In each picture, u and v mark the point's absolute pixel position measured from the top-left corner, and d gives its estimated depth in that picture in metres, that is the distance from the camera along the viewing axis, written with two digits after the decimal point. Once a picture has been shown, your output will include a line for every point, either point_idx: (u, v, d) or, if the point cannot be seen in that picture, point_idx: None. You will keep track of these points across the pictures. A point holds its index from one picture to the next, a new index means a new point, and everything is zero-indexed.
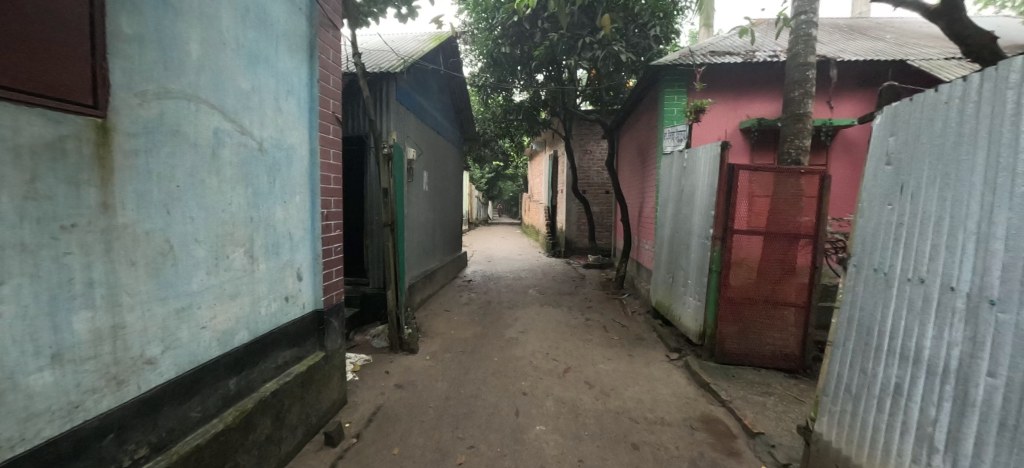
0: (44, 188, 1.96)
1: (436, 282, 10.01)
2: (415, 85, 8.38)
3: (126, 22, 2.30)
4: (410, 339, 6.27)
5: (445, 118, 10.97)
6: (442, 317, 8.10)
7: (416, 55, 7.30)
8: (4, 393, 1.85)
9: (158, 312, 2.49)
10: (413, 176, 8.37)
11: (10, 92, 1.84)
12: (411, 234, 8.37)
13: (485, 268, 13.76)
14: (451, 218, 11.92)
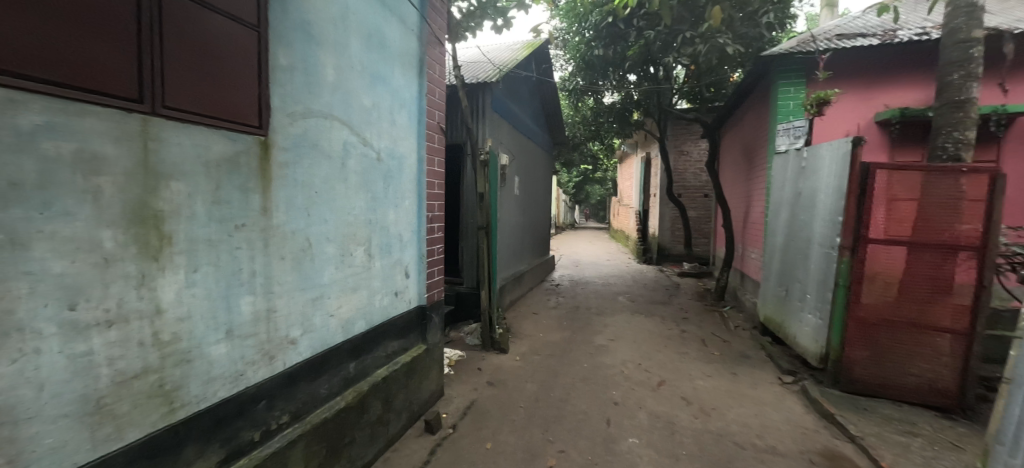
0: (225, 195, 2.34)
1: (525, 285, 10.19)
2: (508, 93, 8.65)
3: (283, 54, 2.72)
4: (501, 339, 6.47)
5: (536, 124, 11.11)
6: (531, 319, 8.21)
7: (510, 64, 7.52)
8: (195, 360, 2.23)
9: (299, 300, 2.90)
10: (506, 181, 8.64)
11: (202, 118, 2.20)
12: (502, 237, 8.65)
13: (572, 272, 13.66)
14: (540, 222, 12.06)
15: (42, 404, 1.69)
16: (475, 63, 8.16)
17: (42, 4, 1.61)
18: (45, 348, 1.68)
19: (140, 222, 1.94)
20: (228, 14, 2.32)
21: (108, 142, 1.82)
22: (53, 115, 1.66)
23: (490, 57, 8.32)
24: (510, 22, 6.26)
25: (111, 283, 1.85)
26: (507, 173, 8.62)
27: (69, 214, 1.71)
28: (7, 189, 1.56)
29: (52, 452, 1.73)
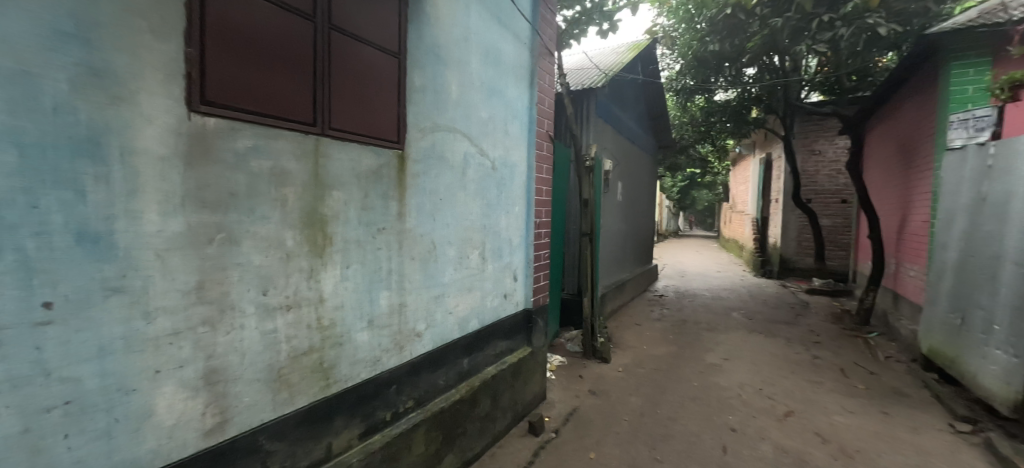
0: (371, 202, 2.68)
1: (626, 294, 9.84)
2: (613, 98, 8.49)
3: (417, 76, 3.04)
4: (603, 348, 6.37)
5: (641, 127, 10.73)
6: (632, 330, 7.91)
7: (616, 68, 7.39)
8: (345, 343, 2.57)
9: (424, 297, 3.21)
10: (609, 186, 8.49)
11: (354, 137, 2.52)
12: (605, 244, 8.51)
13: (678, 283, 12.81)
14: (643, 230, 11.58)
15: (244, 368, 1.97)
16: (578, 69, 8.13)
17: (255, 55, 1.90)
18: (247, 324, 1.96)
19: (311, 225, 2.27)
20: (374, 45, 2.63)
21: (292, 160, 2.13)
22: (259, 139, 1.94)
23: (594, 62, 8.26)
24: (616, 25, 6.18)
25: (292, 274, 2.18)
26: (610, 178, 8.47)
27: (265, 217, 1.99)
28: (228, 198, 1.82)
29: (248, 409, 2.02)
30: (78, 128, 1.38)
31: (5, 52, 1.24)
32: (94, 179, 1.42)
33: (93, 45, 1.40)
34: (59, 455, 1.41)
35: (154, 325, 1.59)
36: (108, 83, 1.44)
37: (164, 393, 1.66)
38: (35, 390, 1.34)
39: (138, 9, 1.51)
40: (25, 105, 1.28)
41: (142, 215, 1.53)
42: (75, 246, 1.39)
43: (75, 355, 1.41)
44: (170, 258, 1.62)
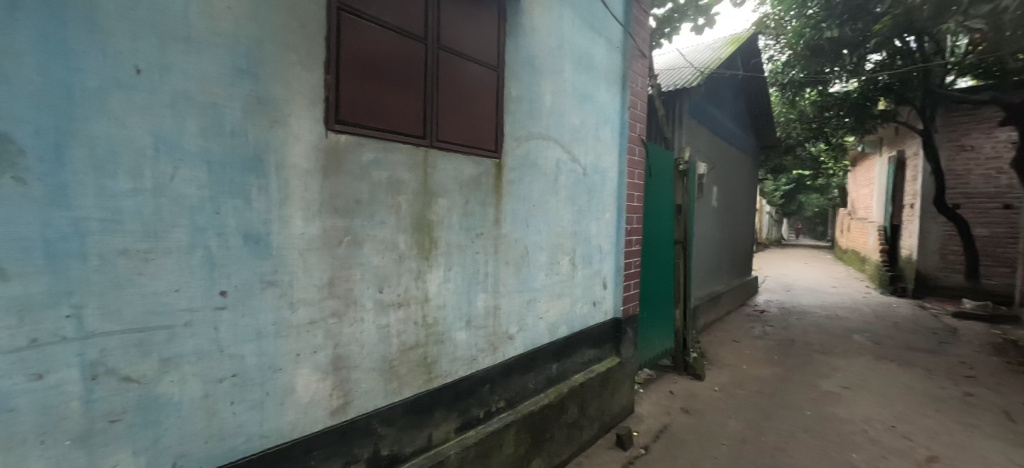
0: (471, 208, 2.83)
1: (722, 308, 9.14)
2: (709, 97, 7.97)
3: (514, 86, 3.15)
4: (695, 364, 6.10)
5: (740, 126, 9.90)
6: (730, 347, 7.32)
7: (714, 65, 6.93)
8: (446, 341, 2.74)
9: (517, 300, 3.30)
10: (704, 191, 7.98)
11: (457, 147, 2.68)
12: (699, 252, 8.00)
13: (783, 298, 11.57)
14: (741, 238, 10.68)
15: (363, 357, 2.20)
16: (670, 68, 7.75)
17: (375, 77, 2.12)
18: (366, 317, 2.18)
19: (420, 229, 2.46)
20: (475, 60, 2.78)
21: (405, 170, 2.33)
22: (379, 152, 2.16)
23: (689, 60, 7.82)
24: (714, 19, 5.81)
25: (403, 274, 2.38)
26: (705, 182, 7.95)
27: (383, 222, 2.21)
28: (354, 205, 2.05)
29: (365, 394, 2.24)
30: (248, 147, 1.65)
31: (200, 87, 1.52)
32: (258, 190, 1.68)
33: (259, 79, 1.68)
34: (227, 419, 1.66)
35: (296, 314, 1.85)
36: (269, 110, 1.71)
37: (302, 374, 1.92)
38: (213, 363, 1.60)
39: (291, 45, 1.77)
40: (213, 130, 1.56)
41: (290, 219, 1.79)
42: (244, 246, 1.66)
43: (241, 336, 1.67)
44: (309, 256, 1.88)
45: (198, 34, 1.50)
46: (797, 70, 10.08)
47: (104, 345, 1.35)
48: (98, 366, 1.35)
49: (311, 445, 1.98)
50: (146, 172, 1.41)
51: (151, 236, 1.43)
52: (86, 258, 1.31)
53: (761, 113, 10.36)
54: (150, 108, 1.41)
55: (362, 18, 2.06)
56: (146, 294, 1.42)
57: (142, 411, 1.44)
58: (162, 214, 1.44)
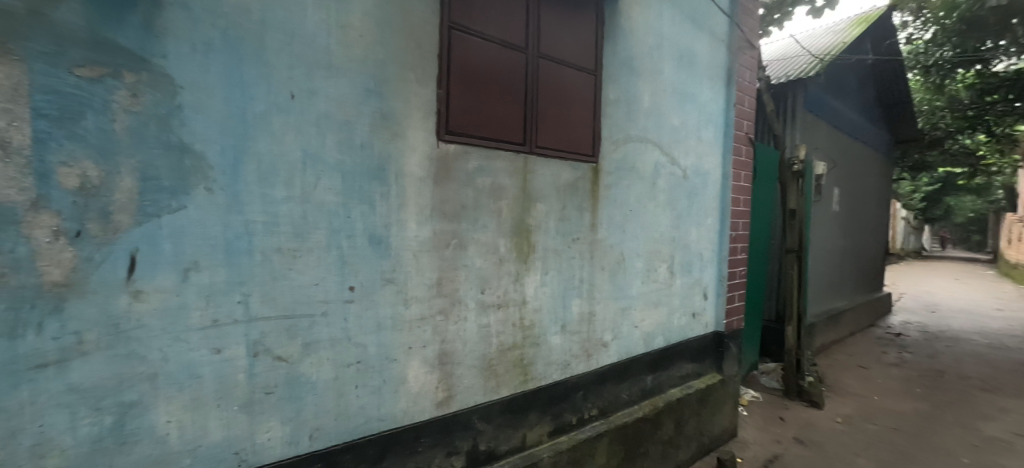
0: (567, 214, 2.83)
1: (845, 328, 8.03)
2: (828, 88, 7.08)
3: (611, 89, 3.09)
4: (813, 390, 5.25)
5: (869, 119, 8.66)
6: (855, 373, 6.40)
7: (836, 51, 6.15)
8: (541, 344, 2.78)
9: (612, 308, 3.23)
10: (822, 194, 7.10)
11: (555, 153, 2.70)
12: (816, 263, 7.14)
13: (925, 320, 9.84)
14: (870, 248, 9.31)
15: (466, 354, 2.33)
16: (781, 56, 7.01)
17: (478, 88, 2.24)
18: (469, 316, 2.30)
19: (519, 234, 2.53)
20: (573, 65, 2.79)
21: (506, 176, 2.42)
22: (483, 160, 2.27)
23: (805, 47, 7.03)
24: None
25: (502, 277, 2.47)
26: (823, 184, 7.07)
27: (485, 226, 2.32)
28: (460, 210, 2.18)
29: (467, 389, 2.37)
30: (373, 159, 1.84)
31: (338, 107, 1.74)
32: (381, 197, 1.87)
33: (383, 97, 1.87)
34: (352, 400, 1.87)
35: (409, 309, 2.01)
36: (391, 124, 1.89)
37: (413, 365, 2.08)
38: (342, 350, 1.81)
39: (409, 65, 1.95)
40: (347, 144, 1.77)
41: (406, 223, 1.96)
42: (369, 247, 1.85)
43: (364, 327, 1.87)
44: (422, 257, 2.04)
45: (336, 61, 1.73)
46: (947, 48, 8.47)
47: (262, 328, 1.60)
48: (259, 346, 1.60)
49: (419, 432, 2.13)
50: (297, 182, 1.65)
51: (298, 236, 1.66)
52: (253, 254, 1.56)
53: (895, 103, 8.96)
54: (300, 128, 1.65)
55: (469, 34, 2.19)
56: (293, 286, 1.66)
57: (288, 387, 1.68)
58: (307, 217, 1.68)
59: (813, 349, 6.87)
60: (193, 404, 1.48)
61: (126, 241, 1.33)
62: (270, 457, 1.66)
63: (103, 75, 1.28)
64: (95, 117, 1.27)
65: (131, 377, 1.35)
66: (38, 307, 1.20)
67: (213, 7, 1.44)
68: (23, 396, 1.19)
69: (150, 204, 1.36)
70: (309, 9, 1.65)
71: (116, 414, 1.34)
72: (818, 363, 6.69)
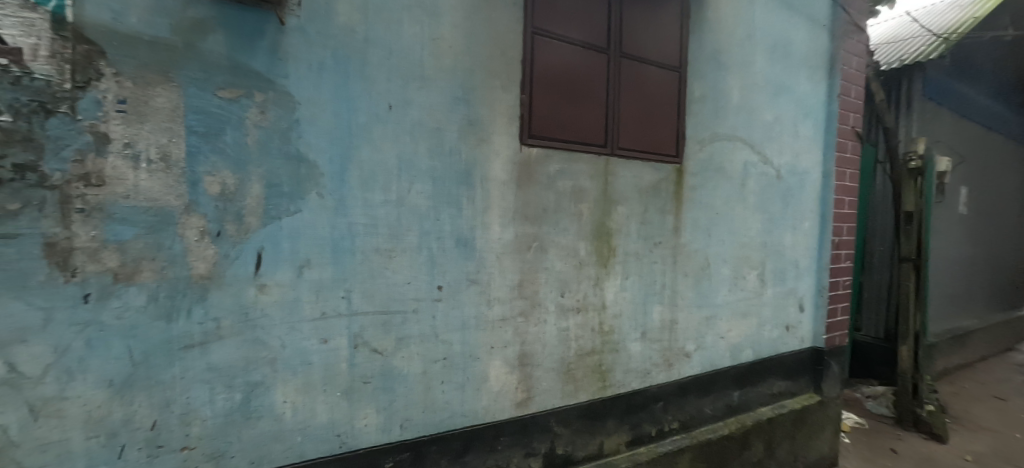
0: (649, 217, 2.71)
1: (975, 350, 6.89)
2: (955, 71, 6.13)
3: (698, 86, 2.92)
4: (934, 421, 4.47)
5: (1008, 106, 7.39)
6: (991, 405, 5.46)
7: (965, 25, 5.29)
8: (620, 350, 2.70)
9: (695, 317, 3.06)
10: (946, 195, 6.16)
11: (637, 154, 2.61)
12: (938, 275, 6.21)
13: None
14: (1010, 259, 7.92)
15: (545, 356, 2.34)
16: (892, 36, 6.19)
17: (559, 91, 2.24)
18: (548, 319, 2.31)
19: (598, 237, 2.49)
20: (657, 63, 2.69)
21: (587, 178, 2.39)
22: (564, 163, 2.27)
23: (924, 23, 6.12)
24: None
25: (582, 281, 2.45)
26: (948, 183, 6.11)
27: (565, 229, 2.32)
28: (542, 213, 2.20)
29: (546, 391, 2.37)
30: (460, 164, 1.92)
31: (429, 115, 1.84)
32: (467, 200, 1.95)
33: (471, 104, 1.94)
34: (438, 394, 1.96)
35: (492, 310, 2.07)
36: (477, 130, 1.96)
37: (494, 365, 2.13)
38: (430, 346, 1.90)
39: (494, 72, 2.01)
40: (437, 150, 1.86)
41: (489, 226, 2.02)
42: (456, 249, 1.93)
43: (451, 325, 1.95)
44: (504, 259, 2.09)
45: (429, 72, 1.83)
46: None
47: (362, 322, 1.74)
48: (359, 338, 1.74)
49: (499, 431, 2.18)
50: (393, 186, 1.77)
51: (394, 237, 1.78)
52: (355, 254, 1.70)
53: None
54: (397, 136, 1.77)
55: (552, 39, 2.21)
56: (389, 284, 1.78)
57: (383, 378, 1.80)
58: (402, 220, 1.79)
59: (934, 374, 5.98)
60: (304, 388, 1.64)
61: (254, 240, 1.52)
62: (367, 442, 1.79)
63: (239, 96, 1.48)
64: (232, 132, 1.47)
65: (256, 360, 1.54)
66: (188, 296, 1.42)
67: (325, 30, 1.61)
68: (176, 370, 1.41)
69: (273, 208, 1.55)
70: (405, 25, 1.77)
71: (244, 391, 1.53)
72: (941, 390, 5.80)
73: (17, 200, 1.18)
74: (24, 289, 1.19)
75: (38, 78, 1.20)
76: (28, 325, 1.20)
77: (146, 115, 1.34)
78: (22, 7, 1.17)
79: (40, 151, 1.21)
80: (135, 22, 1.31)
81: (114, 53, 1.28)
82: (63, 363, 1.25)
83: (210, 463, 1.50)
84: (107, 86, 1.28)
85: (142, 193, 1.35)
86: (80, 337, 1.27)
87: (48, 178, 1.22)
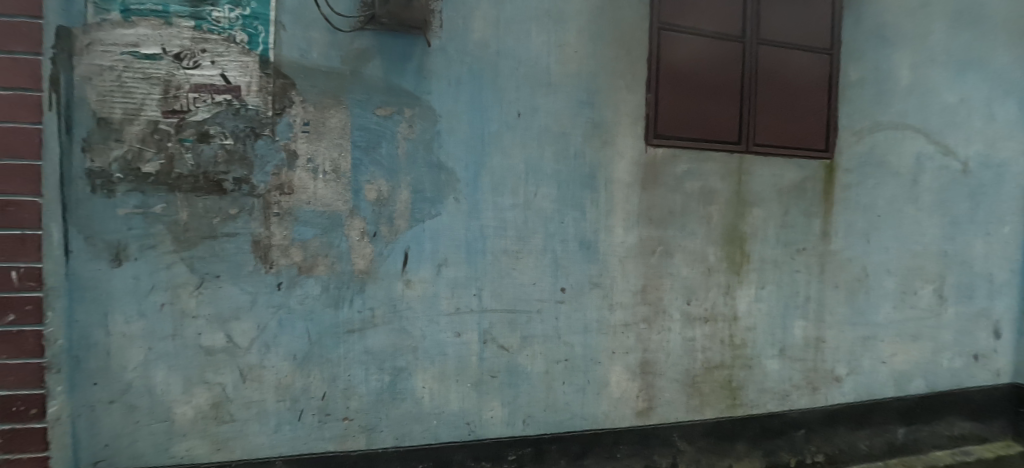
0: (791, 219, 2.30)
1: None
2: None
3: (854, 68, 2.44)
4: None
5: None
6: None
7: None
8: (754, 367, 2.31)
9: (849, 336, 2.49)
10: None
11: (775, 150, 2.27)
12: None
13: None
14: None
15: (668, 366, 2.15)
16: None
17: (684, 88, 2.12)
18: (673, 327, 2.13)
19: (730, 241, 2.20)
20: (806, 46, 2.35)
21: (718, 179, 2.16)
22: (692, 163, 2.12)
23: None
24: None
25: (711, 289, 2.19)
26: None
27: (693, 232, 2.13)
28: (668, 216, 2.08)
29: (669, 404, 2.16)
30: (585, 167, 1.93)
31: (555, 120, 1.88)
32: (591, 203, 1.95)
33: (595, 106, 1.94)
34: (559, 395, 1.97)
35: (614, 314, 2.02)
36: (601, 132, 1.95)
37: (615, 371, 2.05)
38: (553, 346, 1.94)
39: (619, 73, 1.97)
40: (562, 154, 1.89)
41: (612, 230, 1.99)
42: (579, 251, 1.94)
43: (573, 328, 1.96)
44: (627, 263, 2.03)
45: (554, 78, 1.87)
46: None
47: (490, 319, 1.84)
48: (488, 334, 1.84)
49: (618, 438, 2.07)
50: (521, 191, 1.84)
51: (521, 239, 1.85)
52: (485, 254, 1.81)
53: None
54: (525, 143, 1.84)
55: (678, 33, 2.10)
56: (516, 284, 1.86)
57: (508, 374, 1.89)
58: (529, 223, 1.86)
59: None
60: (440, 376, 1.80)
61: (402, 241, 1.72)
62: (493, 434, 1.89)
63: (392, 113, 1.69)
64: (387, 145, 1.70)
65: (401, 347, 1.74)
66: (351, 288, 1.68)
67: (462, 47, 1.75)
68: (340, 350, 1.69)
69: (418, 213, 1.73)
70: (533, 35, 1.84)
71: (391, 375, 1.74)
72: None
73: (236, 206, 1.58)
74: (239, 276, 1.59)
75: (250, 108, 1.57)
76: (242, 305, 1.59)
77: (323, 134, 1.64)
78: (242, 53, 1.56)
79: (251, 167, 1.58)
80: (316, 57, 1.62)
81: (301, 84, 1.61)
82: (263, 337, 1.62)
83: (365, 434, 1.74)
84: (295, 111, 1.61)
85: (319, 200, 1.65)
86: (274, 317, 1.62)
87: (256, 187, 1.59)
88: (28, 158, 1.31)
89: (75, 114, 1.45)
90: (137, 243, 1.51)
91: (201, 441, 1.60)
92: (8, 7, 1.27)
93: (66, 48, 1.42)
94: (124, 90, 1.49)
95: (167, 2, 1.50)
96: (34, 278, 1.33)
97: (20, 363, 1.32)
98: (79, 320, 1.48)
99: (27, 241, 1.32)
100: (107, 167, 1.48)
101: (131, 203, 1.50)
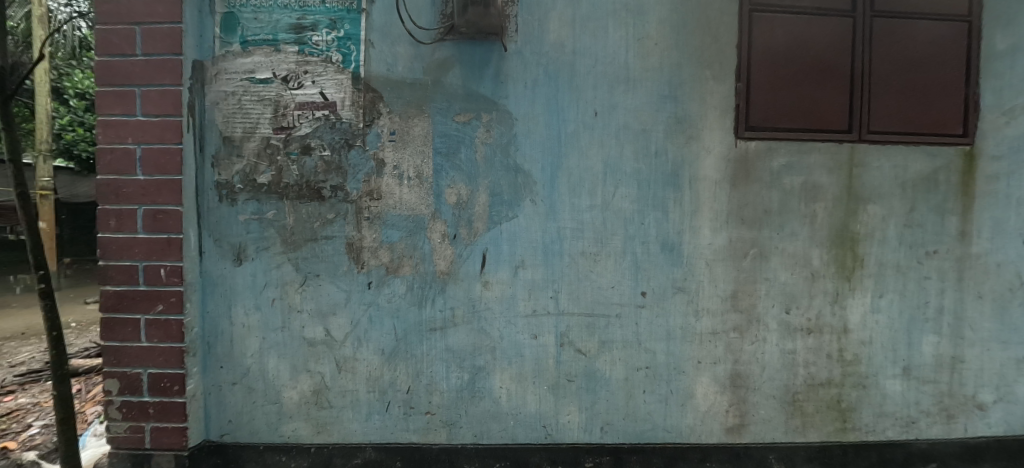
0: (919, 217, 1.95)
1: None
2: None
3: (1001, 36, 1.98)
4: None
5: None
6: None
7: None
8: (870, 388, 1.98)
9: (998, 357, 2.01)
10: None
11: (895, 137, 1.96)
12: None
13: None
14: None
15: (764, 381, 1.94)
16: None
17: (779, 74, 1.93)
18: (769, 338, 1.92)
19: (840, 243, 1.93)
20: (938, 12, 2.00)
21: (824, 173, 1.91)
22: (792, 156, 1.90)
23: None
24: None
25: (816, 296, 1.93)
26: None
27: (794, 233, 1.90)
28: (763, 215, 1.88)
29: (764, 422, 1.95)
30: (667, 165, 1.83)
31: (635, 117, 1.81)
32: (674, 202, 1.84)
33: (679, 100, 1.83)
34: (640, 404, 1.88)
35: (701, 322, 1.88)
36: (686, 127, 1.83)
37: (702, 382, 1.91)
38: (634, 353, 1.86)
39: (705, 62, 1.84)
40: (643, 153, 1.82)
41: (698, 230, 1.86)
42: (661, 255, 1.85)
43: (655, 334, 1.86)
44: (716, 267, 1.88)
45: (633, 73, 1.80)
46: None
47: (568, 322, 1.82)
48: (565, 337, 1.82)
49: (705, 455, 1.91)
50: (599, 192, 1.80)
51: (599, 241, 1.81)
52: (563, 256, 1.80)
53: None
54: (603, 142, 1.80)
55: (772, 14, 1.92)
56: (595, 288, 1.82)
57: (587, 379, 1.85)
58: (606, 224, 1.81)
59: None
60: (518, 377, 1.82)
61: (480, 243, 1.77)
62: (570, 439, 1.86)
63: (470, 119, 1.75)
64: (466, 150, 1.75)
65: (481, 347, 1.79)
66: (433, 287, 1.76)
67: (538, 49, 1.76)
68: (425, 346, 1.77)
69: (496, 215, 1.76)
70: (610, 31, 1.79)
71: (471, 373, 1.80)
72: None
73: (333, 211, 1.73)
74: (335, 274, 1.74)
75: (344, 121, 1.71)
76: (338, 302, 1.74)
77: (408, 142, 1.74)
78: (337, 72, 1.70)
79: (345, 176, 1.72)
80: (402, 70, 1.72)
81: (388, 97, 1.72)
82: (356, 332, 1.75)
83: (446, 428, 1.81)
84: (383, 122, 1.72)
85: (406, 205, 1.75)
86: (365, 313, 1.75)
87: (350, 194, 1.73)
88: (171, 173, 1.57)
89: (206, 135, 1.69)
90: (255, 245, 1.72)
91: (305, 423, 1.78)
92: (160, 49, 1.56)
93: (199, 78, 1.66)
94: (243, 111, 1.70)
95: (277, 31, 1.69)
96: (177, 275, 1.59)
97: (167, 346, 1.60)
98: (210, 310, 1.72)
99: (172, 243, 1.59)
100: (230, 180, 1.70)
101: (249, 210, 1.71)
